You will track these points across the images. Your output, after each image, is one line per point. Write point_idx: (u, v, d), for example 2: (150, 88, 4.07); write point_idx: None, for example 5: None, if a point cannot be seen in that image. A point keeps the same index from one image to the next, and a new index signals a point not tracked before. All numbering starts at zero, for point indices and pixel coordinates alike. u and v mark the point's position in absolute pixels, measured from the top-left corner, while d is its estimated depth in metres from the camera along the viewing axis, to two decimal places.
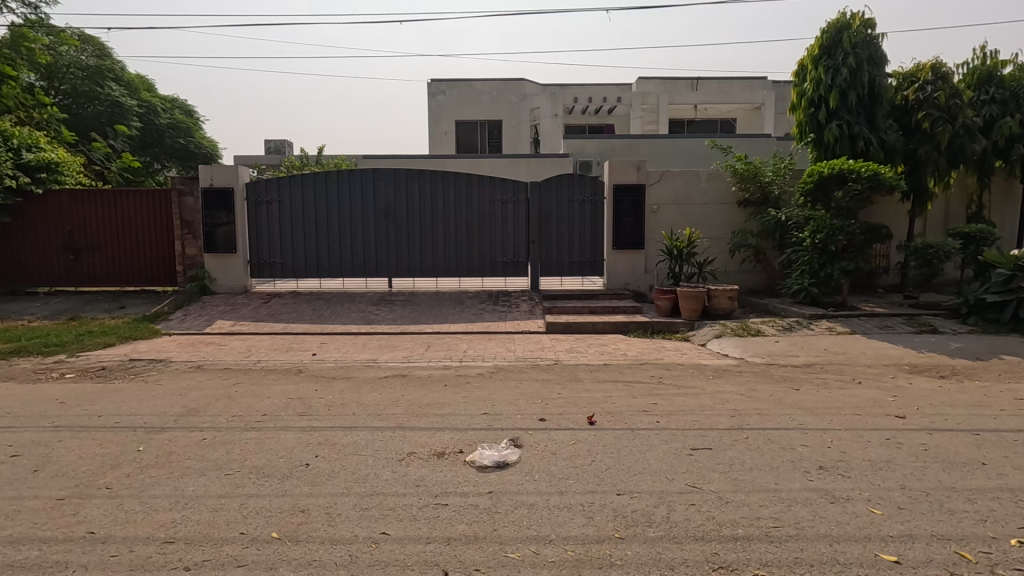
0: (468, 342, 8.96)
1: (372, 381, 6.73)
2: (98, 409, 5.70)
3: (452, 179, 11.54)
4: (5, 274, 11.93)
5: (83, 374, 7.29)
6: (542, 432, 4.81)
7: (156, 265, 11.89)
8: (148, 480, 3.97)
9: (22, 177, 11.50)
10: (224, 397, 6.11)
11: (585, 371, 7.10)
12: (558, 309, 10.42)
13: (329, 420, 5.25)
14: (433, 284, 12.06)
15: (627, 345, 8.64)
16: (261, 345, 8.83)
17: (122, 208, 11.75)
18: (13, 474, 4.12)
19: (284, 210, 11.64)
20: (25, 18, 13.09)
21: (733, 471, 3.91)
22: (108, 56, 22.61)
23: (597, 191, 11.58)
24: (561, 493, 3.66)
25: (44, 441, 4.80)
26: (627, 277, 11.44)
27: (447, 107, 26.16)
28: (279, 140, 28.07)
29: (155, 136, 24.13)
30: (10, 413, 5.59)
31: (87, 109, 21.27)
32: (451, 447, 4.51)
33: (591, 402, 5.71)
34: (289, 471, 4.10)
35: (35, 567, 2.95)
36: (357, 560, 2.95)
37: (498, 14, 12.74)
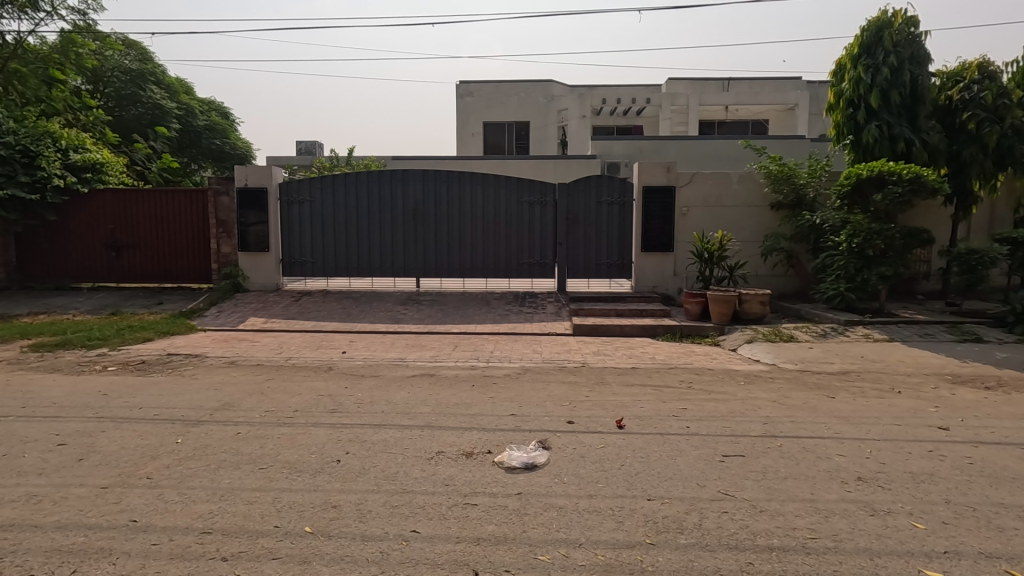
0: (495, 343, 8.99)
1: (401, 379, 6.80)
2: (139, 401, 5.90)
3: (481, 180, 11.60)
4: (51, 270, 12.44)
5: (124, 367, 7.56)
6: (569, 435, 4.79)
7: (192, 262, 12.24)
8: (186, 472, 4.08)
9: (69, 177, 12.01)
10: (257, 392, 6.26)
11: (613, 374, 7.05)
12: (585, 312, 10.35)
13: (358, 418, 5.31)
14: (460, 285, 12.12)
15: (655, 349, 8.55)
16: (292, 343, 9.00)
17: (161, 208, 12.13)
18: (60, 461, 4.30)
19: (315, 210, 11.84)
20: (74, 24, 13.62)
21: (767, 479, 3.82)
22: (150, 60, 23.40)
23: (626, 192, 11.50)
24: (591, 497, 3.63)
25: (88, 431, 4.99)
26: (655, 280, 11.32)
27: (475, 108, 26.34)
28: (310, 141, 28.65)
29: (192, 137, 24.92)
30: (56, 403, 5.82)
31: (130, 111, 22.05)
32: (479, 447, 4.52)
33: (619, 405, 5.67)
34: (320, 467, 4.16)
35: (81, 552, 3.06)
36: (388, 558, 2.97)
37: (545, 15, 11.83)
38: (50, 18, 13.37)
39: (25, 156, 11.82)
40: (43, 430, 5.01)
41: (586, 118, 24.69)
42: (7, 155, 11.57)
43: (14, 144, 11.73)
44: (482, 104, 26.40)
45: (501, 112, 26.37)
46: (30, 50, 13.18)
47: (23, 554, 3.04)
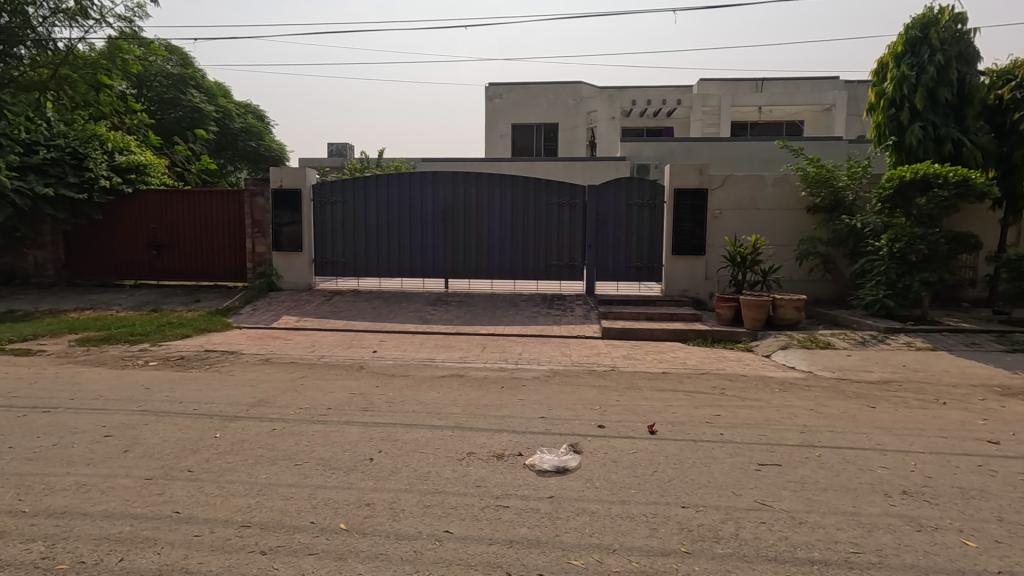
0: (523, 345, 9.00)
1: (430, 380, 6.85)
2: (178, 395, 6.08)
3: (510, 182, 11.62)
4: (96, 267, 12.93)
5: (164, 362, 7.80)
6: (600, 439, 4.75)
7: (229, 261, 12.57)
8: (225, 466, 4.19)
9: (115, 178, 12.48)
10: (291, 389, 6.39)
11: (643, 378, 6.98)
12: (614, 315, 10.24)
13: (390, 417, 5.37)
14: (487, 287, 12.17)
15: (687, 354, 8.42)
16: (324, 342, 9.17)
17: (200, 207, 12.50)
18: (106, 452, 4.46)
19: (347, 210, 12.02)
20: (121, 31, 14.18)
21: (806, 490, 3.72)
22: (191, 65, 24.15)
23: (656, 195, 11.39)
24: (623, 502, 3.59)
25: (132, 423, 5.17)
26: (685, 284, 11.16)
27: (503, 110, 26.42)
28: (340, 144, 29.19)
29: (229, 139, 25.71)
30: (102, 396, 6.04)
31: (171, 115, 22.77)
32: (510, 449, 4.52)
33: (650, 410, 5.60)
34: (354, 465, 4.21)
35: (128, 541, 3.17)
36: (422, 557, 3.00)
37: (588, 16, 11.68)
38: (98, 26, 13.93)
39: (74, 158, 12.31)
40: (91, 421, 5.21)
41: (615, 120, 24.53)
42: (58, 158, 12.07)
43: (64, 147, 12.24)
44: (510, 106, 26.45)
45: (529, 115, 26.38)
46: (79, 56, 13.75)
47: (74, 541, 3.16)
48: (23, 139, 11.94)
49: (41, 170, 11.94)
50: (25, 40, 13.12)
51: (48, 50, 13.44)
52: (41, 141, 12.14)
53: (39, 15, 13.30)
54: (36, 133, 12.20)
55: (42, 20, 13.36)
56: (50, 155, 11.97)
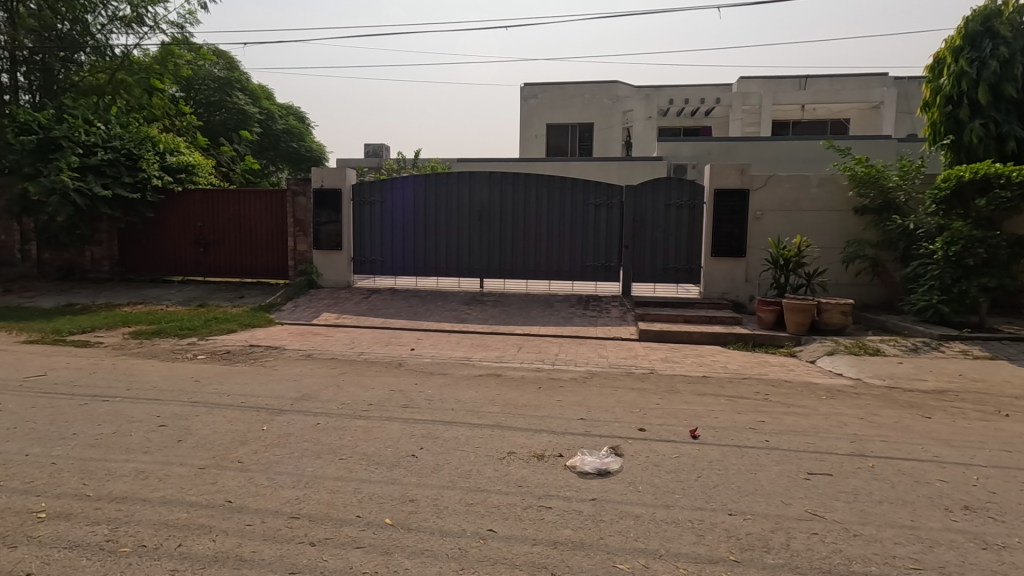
0: (560, 345, 8.96)
1: (468, 379, 6.89)
2: (226, 388, 6.29)
3: (546, 182, 11.61)
4: (147, 263, 13.50)
5: (212, 356, 8.08)
6: (641, 442, 4.70)
7: (271, 259, 12.93)
8: (273, 458, 4.31)
9: (166, 178, 13.06)
10: (333, 385, 6.53)
11: (683, 382, 6.85)
12: (651, 316, 10.08)
13: (430, 415, 5.42)
14: (522, 287, 12.19)
15: (727, 358, 8.24)
16: (363, 339, 9.33)
17: (245, 207, 12.90)
18: (161, 441, 4.64)
19: (385, 210, 12.19)
20: (173, 37, 14.74)
21: (860, 502, 3.59)
22: (237, 68, 24.99)
23: (696, 195, 11.20)
24: (668, 507, 3.54)
25: (185, 414, 5.37)
26: (724, 286, 10.93)
27: (538, 110, 26.40)
28: (377, 144, 29.66)
29: (271, 141, 26.48)
30: (155, 387, 6.30)
31: (218, 117, 23.59)
32: (550, 450, 4.50)
33: (692, 415, 5.50)
34: (397, 461, 4.28)
35: (184, 527, 3.29)
36: (466, 555, 3.02)
37: (625, 16, 11.56)
38: (152, 32, 14.52)
39: (129, 159, 12.83)
40: (146, 411, 5.44)
41: (652, 119, 24.21)
42: (114, 159, 12.59)
43: (120, 148, 12.76)
44: (546, 106, 26.41)
45: (565, 114, 26.24)
46: (135, 62, 14.39)
47: (135, 526, 3.30)
48: (83, 142, 12.43)
49: (99, 170, 12.45)
50: (84, 47, 13.73)
51: (106, 56, 14.08)
52: (99, 142, 12.64)
53: (97, 23, 13.92)
54: (95, 135, 12.68)
55: (100, 28, 13.98)
56: (108, 157, 12.48)
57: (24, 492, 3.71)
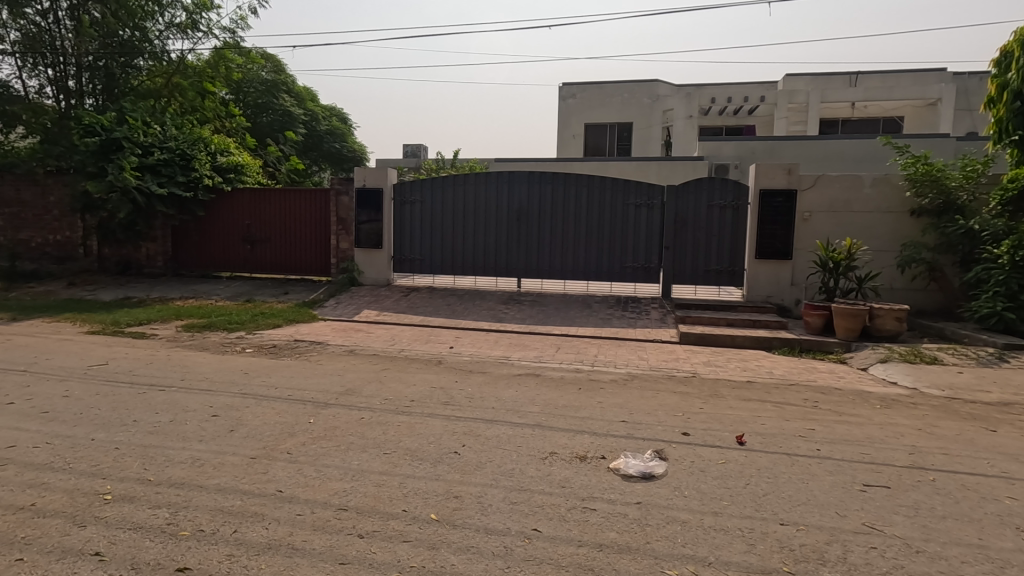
0: (598, 346, 8.91)
1: (508, 378, 6.91)
2: (274, 381, 6.49)
3: (586, 182, 11.53)
4: (198, 259, 14.05)
5: (259, 350, 8.35)
6: (686, 447, 4.61)
7: (314, 256, 13.29)
8: (320, 451, 4.41)
9: (217, 177, 13.56)
10: (375, 380, 6.66)
11: (727, 387, 6.69)
12: (693, 319, 9.86)
13: (471, 412, 5.46)
14: (560, 288, 12.16)
15: (772, 363, 8.00)
16: (403, 336, 9.46)
17: (290, 205, 13.27)
18: (215, 431, 4.82)
19: (426, 209, 12.33)
20: (225, 42, 15.27)
21: (921, 516, 3.43)
22: (284, 71, 25.76)
23: (740, 196, 10.95)
24: (716, 514, 3.46)
25: (236, 405, 5.57)
26: (769, 289, 10.62)
27: (576, 110, 26.20)
28: (415, 145, 30.06)
29: (315, 141, 27.20)
30: (207, 379, 6.56)
31: (265, 118, 24.37)
32: (593, 451, 4.47)
33: (737, 420, 5.36)
34: (440, 457, 4.32)
35: (239, 514, 3.40)
36: (512, 553, 3.02)
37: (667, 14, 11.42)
38: (206, 37, 15.08)
39: (183, 159, 13.38)
40: (200, 401, 5.66)
41: (693, 118, 23.79)
42: (169, 158, 13.18)
43: (175, 149, 13.34)
44: (584, 106, 26.18)
45: (603, 114, 25.94)
46: (189, 66, 14.97)
47: (194, 510, 3.43)
48: (141, 142, 13.05)
49: (155, 170, 13.06)
50: (143, 53, 14.33)
51: (163, 61, 14.68)
52: (156, 143, 13.25)
53: (156, 29, 14.58)
54: (152, 136, 13.28)
55: (158, 34, 14.65)
56: (163, 157, 13.09)
57: (92, 474, 3.91)
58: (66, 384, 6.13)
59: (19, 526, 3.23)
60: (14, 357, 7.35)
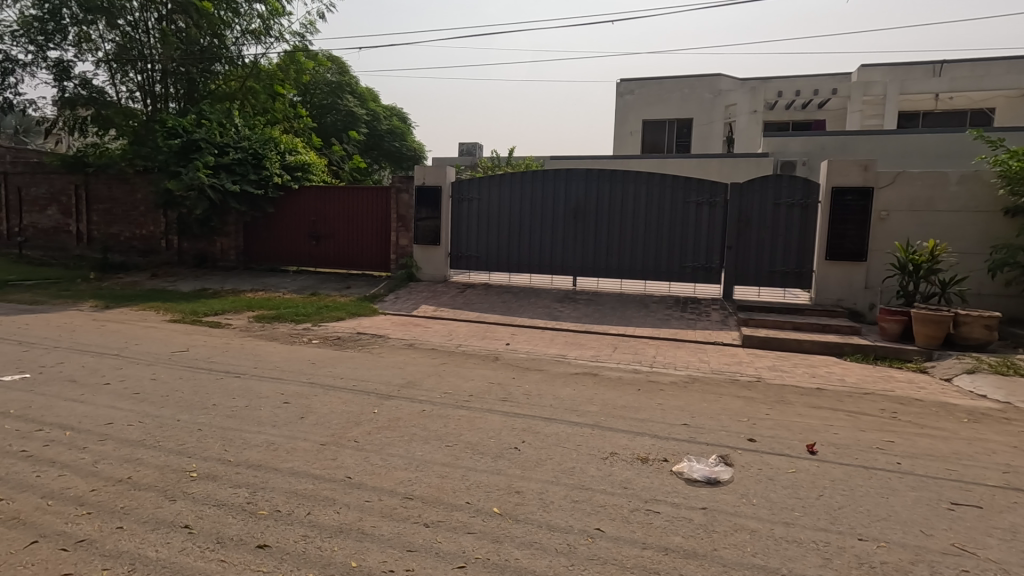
0: (656, 347, 8.74)
1: (565, 376, 6.89)
2: (339, 372, 6.76)
3: (646, 179, 11.32)
4: (267, 253, 14.75)
5: (324, 341, 8.71)
6: (752, 453, 4.45)
7: (375, 251, 13.71)
8: (384, 441, 4.54)
9: (286, 176, 14.21)
10: (434, 374, 6.80)
11: (794, 393, 6.41)
12: (756, 322, 9.48)
13: (529, 409, 5.48)
14: (617, 286, 11.98)
15: (843, 370, 7.58)
16: (460, 331, 9.62)
17: (353, 202, 13.73)
18: (287, 417, 5.06)
19: (482, 207, 12.45)
20: (295, 46, 15.95)
21: (1019, 541, 3.17)
22: (348, 72, 26.71)
23: (810, 194, 10.46)
24: (788, 524, 3.32)
25: (305, 393, 5.84)
26: (839, 292, 10.09)
27: (635, 106, 25.64)
28: (471, 144, 30.42)
29: (376, 140, 28.01)
30: (277, 367, 6.90)
31: (329, 118, 25.34)
32: (654, 454, 4.39)
33: (808, 429, 5.12)
34: (500, 452, 4.37)
35: (313, 497, 3.56)
36: (575, 551, 3.02)
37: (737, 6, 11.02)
38: (277, 42, 15.81)
39: (255, 158, 14.10)
40: (271, 388, 5.95)
41: (758, 113, 22.91)
42: (242, 158, 13.92)
43: (248, 149, 14.08)
44: (643, 102, 25.60)
45: (662, 110, 25.27)
46: (262, 70, 15.73)
47: (271, 492, 3.62)
48: (217, 143, 13.87)
49: (230, 169, 13.83)
50: (220, 58, 15.16)
51: (238, 66, 15.49)
52: (231, 143, 14.04)
53: (233, 37, 15.40)
54: (227, 137, 14.08)
55: (234, 41, 15.45)
56: (237, 157, 13.85)
57: (179, 452, 4.20)
58: (153, 368, 6.61)
59: (119, 497, 3.50)
60: (107, 342, 7.97)
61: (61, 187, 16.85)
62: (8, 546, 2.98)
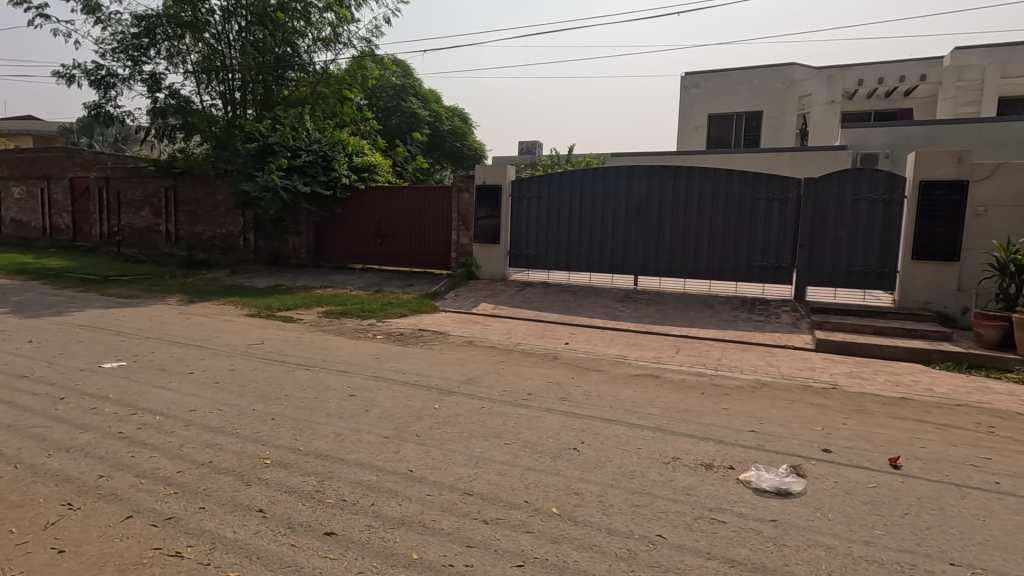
0: (722, 350, 8.42)
1: (626, 377, 6.76)
2: (401, 367, 6.94)
3: (712, 175, 10.93)
4: (336, 252, 15.39)
5: (388, 337, 8.97)
6: (827, 465, 4.20)
7: (436, 250, 13.99)
8: (444, 436, 4.61)
9: (353, 177, 14.78)
10: (493, 372, 6.85)
11: (875, 402, 5.99)
12: (832, 325, 8.92)
13: (588, 410, 5.42)
14: (680, 286, 11.64)
15: (932, 379, 7.00)
16: (519, 330, 9.65)
17: (416, 201, 14.07)
18: (352, 409, 5.26)
19: (542, 205, 12.42)
20: (362, 51, 16.53)
21: None
22: (412, 75, 27.40)
23: (893, 188, 9.77)
24: (868, 543, 3.11)
25: (369, 386, 6.04)
26: (927, 294, 9.35)
27: (700, 100, 24.66)
28: (531, 142, 30.40)
29: (438, 140, 28.63)
30: (343, 361, 7.17)
31: (394, 120, 26.14)
32: (719, 461, 4.22)
33: (890, 441, 4.77)
34: (560, 452, 4.34)
35: (376, 489, 3.67)
36: (636, 557, 2.95)
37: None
38: (345, 48, 16.43)
39: (325, 160, 14.73)
40: (338, 381, 6.19)
41: (835, 104, 21.57)
42: (314, 160, 14.58)
43: (318, 151, 14.72)
44: (709, 96, 24.57)
45: (729, 104, 24.21)
46: (332, 75, 16.41)
47: (337, 481, 3.76)
48: (290, 146, 14.60)
49: (302, 171, 14.52)
50: (293, 66, 15.93)
51: (309, 72, 16.21)
52: (303, 146, 14.73)
53: (305, 45, 16.13)
54: (299, 140, 14.81)
55: (306, 49, 16.18)
56: (309, 159, 14.52)
57: (254, 440, 4.45)
58: (232, 359, 7.04)
59: (201, 479, 3.75)
60: (192, 334, 8.57)
61: (154, 190, 18.28)
62: (107, 519, 3.26)
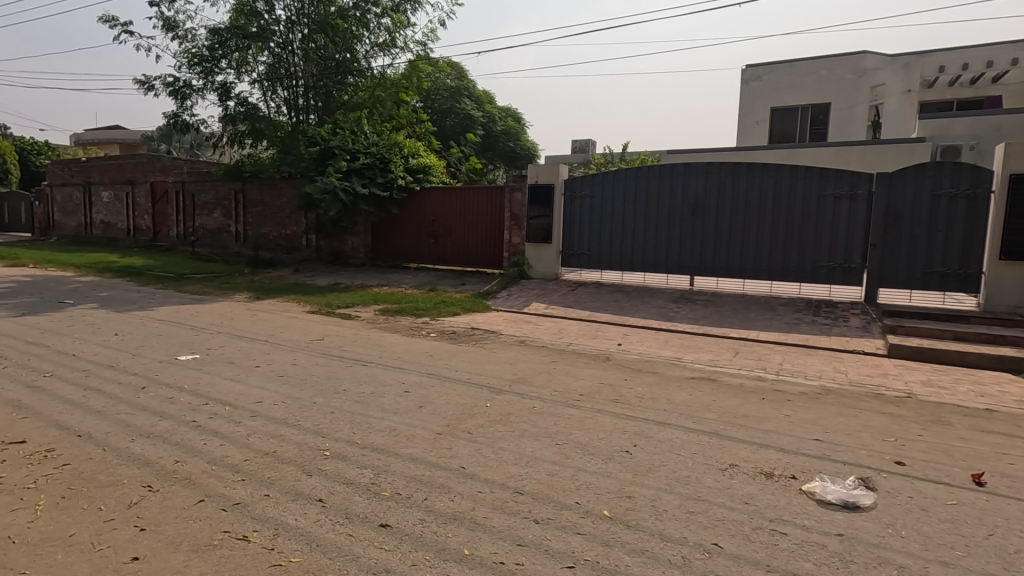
0: (784, 353, 8.06)
1: (681, 380, 6.59)
2: (454, 364, 7.05)
3: (775, 171, 10.48)
4: (392, 251, 15.81)
5: (441, 335, 9.13)
6: (901, 478, 3.94)
7: (489, 249, 14.13)
8: (495, 435, 4.65)
9: (409, 178, 15.13)
10: (544, 371, 6.85)
11: (956, 413, 5.57)
12: (906, 329, 8.33)
13: (641, 412, 5.32)
14: (739, 287, 11.22)
15: (1022, 390, 6.44)
16: (571, 330, 9.59)
17: (470, 201, 14.25)
18: (407, 405, 5.38)
19: (595, 204, 12.28)
20: (417, 55, 16.90)
21: None
22: (466, 77, 27.80)
23: (978, 183, 9.05)
24: (946, 564, 2.90)
25: (423, 383, 6.16)
26: (1018, 297, 8.63)
27: (762, 93, 23.49)
28: (583, 140, 30.16)
29: (491, 141, 28.93)
30: (399, 357, 7.36)
31: (448, 122, 26.56)
32: (781, 469, 4.04)
33: (973, 455, 4.42)
34: (612, 454, 4.28)
35: (429, 484, 3.74)
36: (690, 565, 2.87)
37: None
38: (402, 52, 16.83)
39: (382, 162, 15.14)
40: (393, 377, 6.37)
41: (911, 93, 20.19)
42: (371, 162, 15.01)
43: (376, 154, 15.15)
44: (772, 88, 23.36)
45: (794, 96, 23.00)
46: (389, 79, 16.84)
47: (391, 475, 3.87)
48: (350, 149, 15.11)
49: (360, 173, 14.97)
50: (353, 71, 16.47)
51: (367, 77, 16.73)
52: (361, 149, 15.19)
53: (363, 50, 16.65)
54: (358, 143, 15.29)
55: (365, 54, 16.70)
56: (367, 161, 14.95)
57: (314, 432, 4.63)
58: (294, 354, 7.36)
59: (266, 468, 3.95)
60: (258, 329, 9.02)
61: (225, 193, 19.39)
62: (183, 501, 3.49)
